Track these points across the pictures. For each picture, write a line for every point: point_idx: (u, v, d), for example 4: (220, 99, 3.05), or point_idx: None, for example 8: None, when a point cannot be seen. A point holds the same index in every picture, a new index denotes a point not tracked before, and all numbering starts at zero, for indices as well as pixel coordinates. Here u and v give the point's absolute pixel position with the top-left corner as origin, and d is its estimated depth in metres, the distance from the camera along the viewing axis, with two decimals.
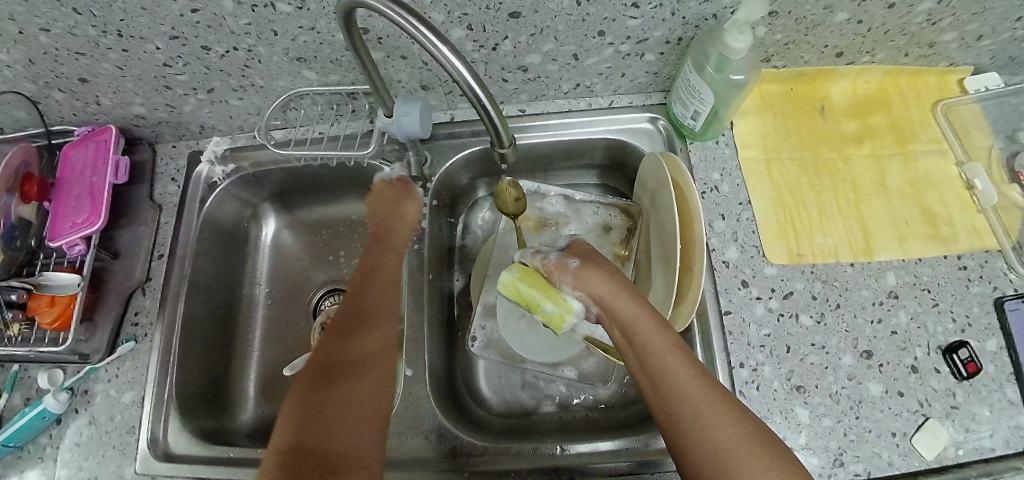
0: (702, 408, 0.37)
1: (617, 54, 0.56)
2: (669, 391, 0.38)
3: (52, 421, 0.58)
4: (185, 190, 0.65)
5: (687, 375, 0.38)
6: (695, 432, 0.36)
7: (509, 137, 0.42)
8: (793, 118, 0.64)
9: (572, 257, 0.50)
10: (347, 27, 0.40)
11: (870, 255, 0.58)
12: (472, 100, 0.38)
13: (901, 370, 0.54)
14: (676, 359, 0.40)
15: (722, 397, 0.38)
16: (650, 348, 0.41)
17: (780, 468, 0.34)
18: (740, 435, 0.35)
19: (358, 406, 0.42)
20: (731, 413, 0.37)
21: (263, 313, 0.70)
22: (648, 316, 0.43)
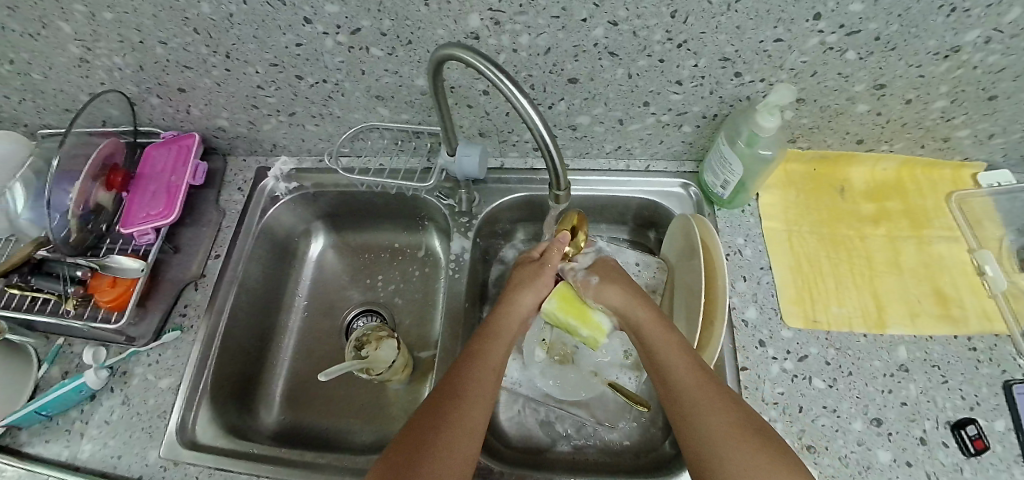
0: (708, 402, 0.45)
1: (657, 123, 0.62)
2: (676, 383, 0.47)
3: (87, 396, 0.61)
4: (248, 201, 0.71)
5: (690, 372, 0.47)
6: (699, 421, 0.44)
7: (566, 181, 0.47)
8: (815, 196, 0.68)
9: (594, 274, 0.60)
10: (433, 73, 0.46)
11: (882, 327, 0.61)
12: (538, 141, 0.44)
13: (910, 441, 0.56)
14: (682, 358, 0.49)
15: (727, 396, 0.46)
16: (662, 350, 0.51)
17: (760, 450, 0.41)
18: (726, 421, 0.43)
19: (460, 451, 0.44)
20: (721, 404, 0.45)
21: (298, 324, 0.74)
22: (661, 325, 0.53)
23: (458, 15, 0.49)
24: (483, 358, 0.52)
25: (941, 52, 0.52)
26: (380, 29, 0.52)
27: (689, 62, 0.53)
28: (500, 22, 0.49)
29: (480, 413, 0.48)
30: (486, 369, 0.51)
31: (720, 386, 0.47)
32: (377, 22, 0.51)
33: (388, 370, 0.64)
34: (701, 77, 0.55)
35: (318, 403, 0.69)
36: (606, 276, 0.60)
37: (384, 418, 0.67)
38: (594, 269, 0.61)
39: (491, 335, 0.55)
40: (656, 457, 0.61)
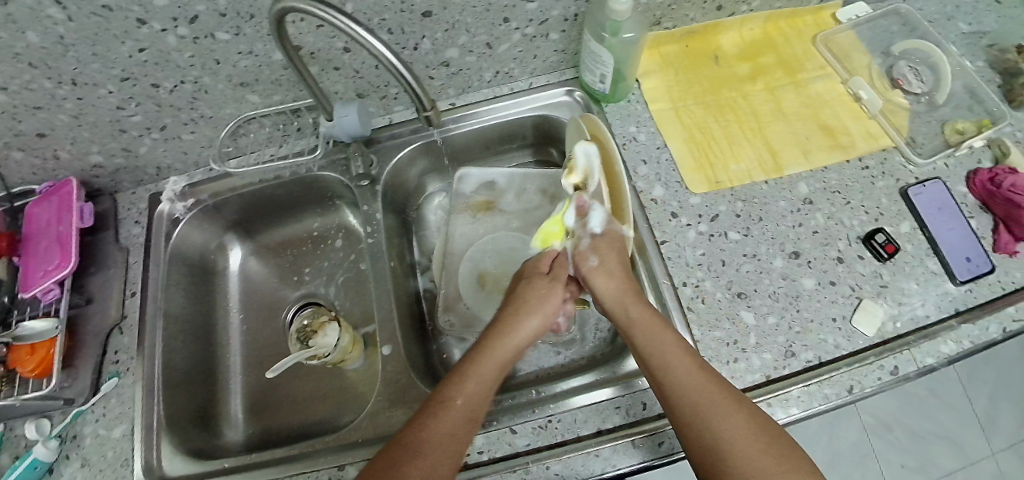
0: (728, 414, 0.45)
1: (524, 37, 0.63)
2: (680, 397, 0.47)
3: (44, 471, 0.58)
4: (149, 230, 0.69)
5: (690, 374, 0.48)
6: (715, 430, 0.45)
7: (430, 101, 0.49)
8: (692, 70, 0.69)
9: (594, 253, 0.56)
10: (279, 35, 0.47)
11: (780, 171, 0.64)
12: (391, 70, 0.44)
13: (829, 262, 0.61)
14: (683, 364, 0.48)
15: (729, 397, 0.46)
16: (658, 352, 0.50)
17: (773, 448, 0.44)
18: (737, 425, 0.45)
19: (451, 430, 0.45)
20: (729, 408, 0.46)
21: (239, 337, 0.73)
22: (655, 322, 0.52)
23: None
24: (486, 353, 0.52)
25: None
26: (216, 11, 0.51)
27: None
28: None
29: (450, 442, 0.45)
30: (490, 366, 0.51)
31: (722, 387, 0.47)
32: (212, 4, 0.50)
33: (335, 351, 0.64)
34: None
35: (285, 405, 0.69)
36: (605, 260, 0.56)
37: (354, 396, 0.68)
38: (596, 245, 0.57)
39: (501, 331, 0.54)
40: (611, 351, 0.64)
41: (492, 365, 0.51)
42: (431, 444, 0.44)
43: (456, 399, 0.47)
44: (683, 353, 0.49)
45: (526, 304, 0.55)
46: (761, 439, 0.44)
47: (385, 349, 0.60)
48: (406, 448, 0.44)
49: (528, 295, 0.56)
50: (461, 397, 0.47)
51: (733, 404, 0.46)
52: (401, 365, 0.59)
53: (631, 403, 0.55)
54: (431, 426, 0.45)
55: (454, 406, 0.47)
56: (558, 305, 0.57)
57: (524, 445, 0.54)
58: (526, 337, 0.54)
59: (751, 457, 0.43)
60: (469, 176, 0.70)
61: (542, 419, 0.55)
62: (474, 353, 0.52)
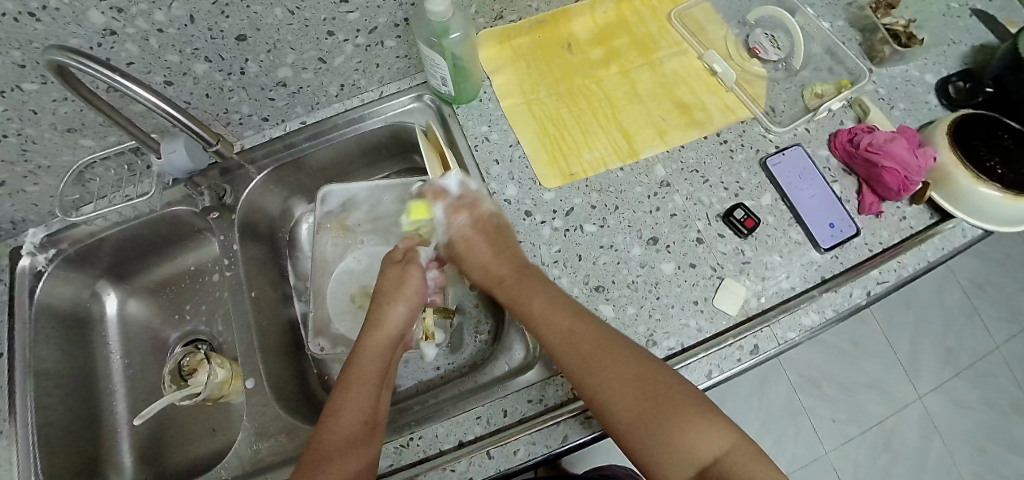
0: (620, 364, 0.48)
1: (358, 48, 0.61)
2: (563, 348, 0.50)
3: None
4: (12, 286, 0.67)
5: (566, 324, 0.50)
6: (597, 375, 0.47)
7: (212, 135, 0.57)
8: (544, 61, 0.68)
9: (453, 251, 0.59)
10: (68, 84, 0.47)
11: (635, 155, 0.63)
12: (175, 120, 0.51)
13: (688, 244, 0.60)
14: (560, 316, 0.51)
15: (608, 340, 0.49)
16: (535, 311, 0.52)
17: (654, 375, 0.46)
18: (620, 364, 0.47)
19: (353, 434, 0.46)
20: (609, 347, 0.48)
21: (122, 382, 0.72)
22: (529, 279, 0.54)
23: (75, 18, 0.47)
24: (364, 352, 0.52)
25: None
26: (11, 62, 0.49)
27: None
28: (122, 8, 0.47)
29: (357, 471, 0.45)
30: (369, 359, 0.52)
31: (599, 331, 0.50)
32: (5, 56, 0.48)
33: (207, 386, 0.63)
34: None
35: (176, 446, 0.69)
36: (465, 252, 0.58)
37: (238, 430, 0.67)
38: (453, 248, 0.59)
39: (376, 323, 0.54)
40: (485, 354, 0.64)
41: (377, 360, 0.52)
42: (339, 456, 0.45)
43: (345, 404, 0.48)
44: (563, 313, 0.51)
45: (397, 288, 0.56)
46: (641, 372, 0.47)
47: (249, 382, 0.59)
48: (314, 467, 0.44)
49: (388, 277, 0.56)
50: (355, 401, 0.48)
51: (614, 345, 0.48)
52: (266, 397, 0.59)
53: (493, 411, 0.55)
54: (331, 439, 0.46)
55: (348, 409, 0.48)
56: (420, 283, 0.57)
57: (387, 466, 0.53)
58: (400, 324, 0.55)
59: (634, 394, 0.46)
60: (332, 193, 0.68)
61: (404, 437, 0.55)
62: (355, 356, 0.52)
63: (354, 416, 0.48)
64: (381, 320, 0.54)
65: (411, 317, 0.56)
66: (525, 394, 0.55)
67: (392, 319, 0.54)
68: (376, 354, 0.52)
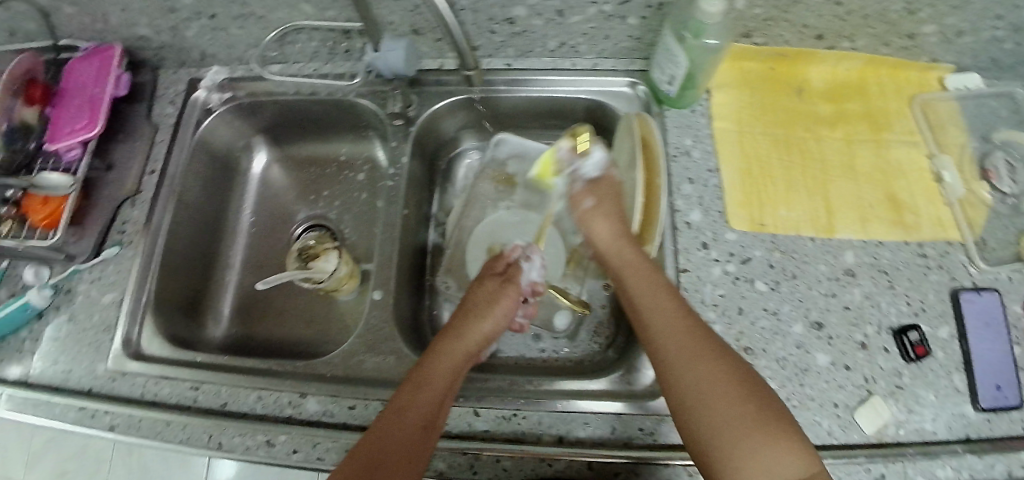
0: (714, 371, 0.43)
1: (600, 14, 0.57)
2: (663, 337, 0.46)
3: (34, 314, 0.64)
4: (181, 113, 0.68)
5: (674, 318, 0.47)
6: (693, 372, 0.43)
7: (472, 62, 0.60)
8: (771, 97, 0.64)
9: (591, 196, 0.57)
10: None
11: (831, 232, 0.60)
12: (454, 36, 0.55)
13: (851, 345, 0.58)
14: (670, 307, 0.48)
15: (711, 343, 0.45)
16: (642, 296, 0.49)
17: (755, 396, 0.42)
18: (718, 370, 0.43)
19: (410, 421, 0.45)
20: (714, 353, 0.44)
21: (245, 238, 0.73)
22: (646, 268, 0.51)
23: None
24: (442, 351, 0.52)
25: None
26: None
27: None
28: None
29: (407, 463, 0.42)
30: (443, 356, 0.51)
31: (704, 335, 0.46)
32: None
33: (330, 279, 0.64)
34: None
35: (270, 316, 0.69)
36: (600, 203, 0.57)
37: (334, 328, 0.68)
38: (593, 189, 0.58)
39: (459, 332, 0.54)
40: (599, 361, 0.62)
41: (450, 360, 0.51)
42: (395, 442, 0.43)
43: (413, 394, 0.47)
44: (672, 298, 0.48)
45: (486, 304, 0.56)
46: (740, 384, 0.42)
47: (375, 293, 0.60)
48: (374, 442, 0.44)
49: (477, 290, 0.57)
50: (418, 391, 0.47)
51: (718, 352, 0.44)
52: (385, 315, 0.59)
53: (601, 423, 0.53)
54: (392, 421, 0.45)
55: (416, 398, 0.47)
56: (516, 300, 0.57)
57: (483, 430, 0.53)
58: (480, 338, 0.54)
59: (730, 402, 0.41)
60: (507, 142, 0.68)
61: (509, 410, 0.54)
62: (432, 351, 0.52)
63: (429, 399, 0.47)
64: (464, 330, 0.54)
65: (494, 334, 0.56)
66: (637, 421, 0.53)
67: (475, 330, 0.54)
68: (452, 354, 0.52)
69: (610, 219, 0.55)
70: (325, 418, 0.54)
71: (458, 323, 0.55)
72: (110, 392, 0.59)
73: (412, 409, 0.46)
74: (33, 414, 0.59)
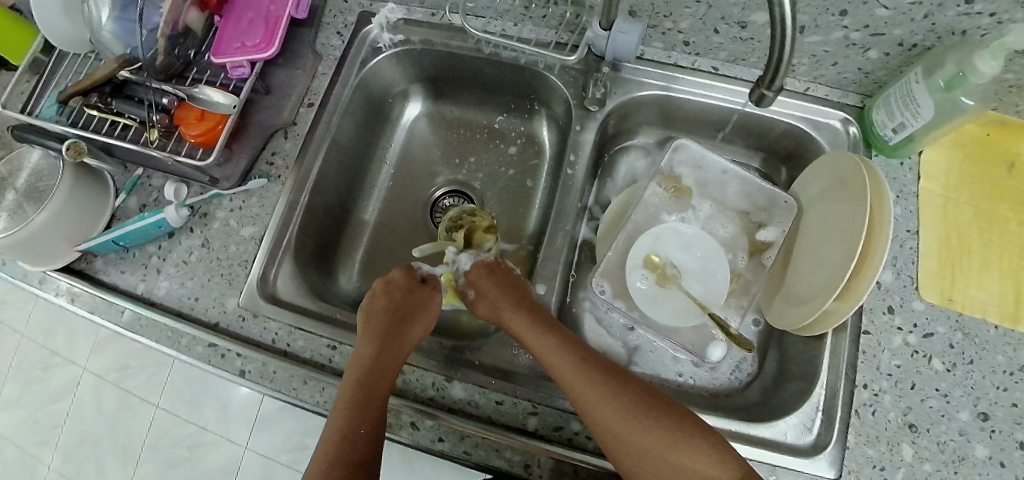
0: (598, 406, 0.46)
1: (843, 40, 0.53)
2: (581, 400, 0.46)
3: (166, 232, 0.61)
4: (348, 47, 0.63)
5: (570, 371, 0.48)
6: (615, 432, 0.45)
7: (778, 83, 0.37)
8: (982, 166, 0.60)
9: (472, 289, 0.58)
10: None
11: (1015, 322, 0.56)
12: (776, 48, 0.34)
13: (1010, 442, 0.53)
14: (569, 367, 0.48)
15: (617, 392, 0.47)
16: (541, 356, 0.50)
17: (669, 435, 0.45)
18: (639, 424, 0.45)
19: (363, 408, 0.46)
20: (625, 404, 0.46)
21: (381, 192, 0.69)
22: (538, 329, 0.51)
23: None
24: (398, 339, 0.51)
25: None
26: None
27: None
28: None
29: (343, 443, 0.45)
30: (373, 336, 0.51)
31: (606, 385, 0.47)
32: None
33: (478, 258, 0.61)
34: None
35: None
36: (481, 287, 0.57)
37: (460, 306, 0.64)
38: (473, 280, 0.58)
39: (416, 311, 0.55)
40: (739, 399, 0.60)
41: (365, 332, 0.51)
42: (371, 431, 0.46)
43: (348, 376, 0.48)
44: (569, 358, 0.49)
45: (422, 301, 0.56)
46: (661, 427, 0.45)
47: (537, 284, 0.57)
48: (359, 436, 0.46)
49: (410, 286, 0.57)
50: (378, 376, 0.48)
51: (628, 400, 0.46)
52: None
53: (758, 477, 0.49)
54: (371, 416, 0.46)
55: (374, 387, 0.47)
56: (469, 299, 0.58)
57: None
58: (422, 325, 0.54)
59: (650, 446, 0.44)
60: (685, 148, 0.62)
61: None
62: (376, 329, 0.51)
63: (374, 399, 0.47)
64: (414, 315, 0.54)
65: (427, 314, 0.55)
66: None
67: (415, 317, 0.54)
68: (371, 325, 0.52)
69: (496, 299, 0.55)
70: (469, 407, 0.51)
71: (404, 301, 0.55)
72: (238, 332, 0.57)
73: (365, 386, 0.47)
74: (157, 337, 0.57)
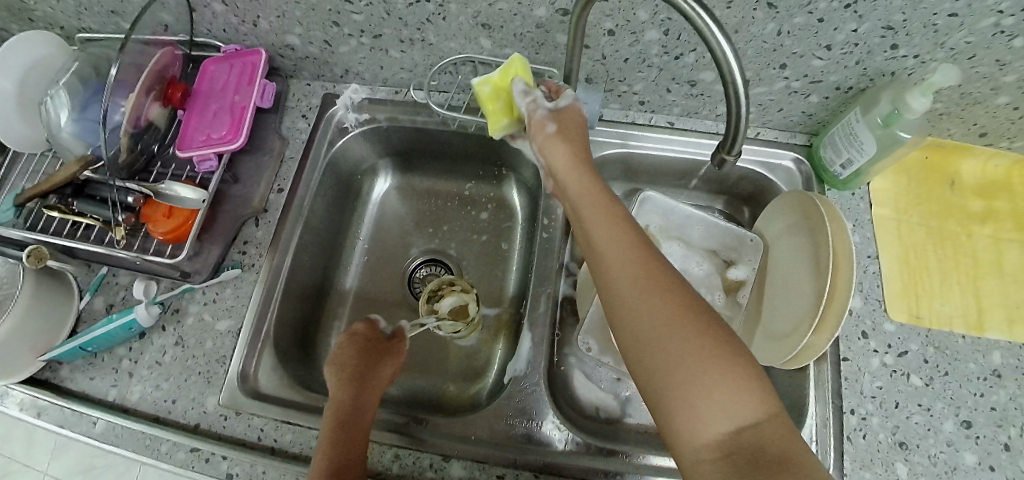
0: (636, 293, 0.36)
1: (786, 89, 0.57)
2: (625, 264, 0.38)
3: (136, 333, 0.59)
4: (314, 131, 0.63)
5: (620, 248, 0.38)
6: (649, 311, 0.35)
7: (733, 148, 0.40)
8: (925, 187, 0.64)
9: (553, 122, 0.49)
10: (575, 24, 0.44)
11: (980, 330, 0.59)
12: (731, 110, 0.37)
13: (995, 445, 0.55)
14: (620, 247, 0.39)
15: (664, 287, 0.36)
16: (594, 230, 0.41)
17: (720, 364, 0.32)
18: (678, 322, 0.34)
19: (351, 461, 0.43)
20: (672, 308, 0.35)
21: (358, 268, 0.69)
22: (602, 214, 0.42)
23: None
24: (368, 381, 0.49)
25: None
26: None
27: (849, 26, 0.49)
28: None
29: None
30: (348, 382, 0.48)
31: (659, 279, 0.36)
32: None
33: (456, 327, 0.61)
34: (854, 44, 0.51)
35: None
36: (565, 128, 0.49)
37: (443, 375, 0.63)
38: (558, 117, 0.49)
39: (387, 353, 0.53)
40: None
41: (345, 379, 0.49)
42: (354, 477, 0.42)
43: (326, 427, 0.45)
44: (628, 247, 0.38)
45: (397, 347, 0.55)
46: (704, 333, 0.33)
47: (522, 341, 0.57)
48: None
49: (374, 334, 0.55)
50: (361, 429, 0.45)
51: (664, 290, 0.36)
52: (535, 377, 0.55)
53: None
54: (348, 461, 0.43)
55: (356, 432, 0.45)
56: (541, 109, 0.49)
57: None
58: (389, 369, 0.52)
59: (693, 348, 0.33)
60: (650, 200, 0.65)
61: None
62: (359, 371, 0.50)
63: (354, 437, 0.44)
64: (386, 357, 0.53)
65: (394, 362, 0.53)
66: None
67: (385, 365, 0.52)
68: (349, 374, 0.49)
69: (563, 144, 0.48)
70: None
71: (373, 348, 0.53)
72: (222, 432, 0.54)
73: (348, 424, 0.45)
74: (133, 448, 0.54)
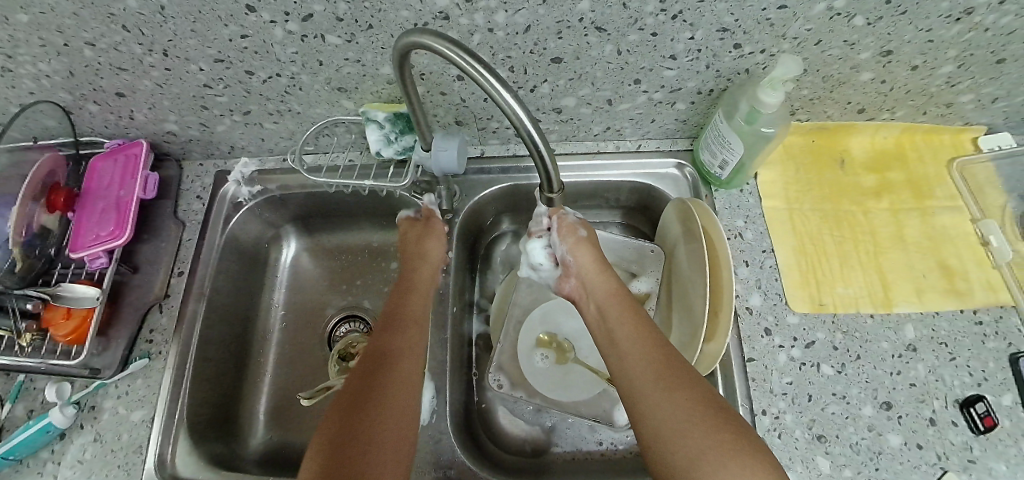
0: (647, 380, 0.43)
1: (649, 101, 0.58)
2: (633, 362, 0.45)
3: (56, 435, 0.56)
4: (209, 209, 0.66)
5: (643, 343, 0.46)
6: (654, 400, 0.42)
7: (558, 183, 0.45)
8: (815, 172, 0.65)
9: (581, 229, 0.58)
10: (400, 66, 0.41)
11: (889, 306, 0.59)
12: (534, 152, 0.40)
13: (920, 422, 0.54)
14: (637, 343, 0.47)
15: (671, 372, 0.43)
16: (621, 328, 0.49)
17: (729, 435, 0.38)
18: (690, 401, 0.40)
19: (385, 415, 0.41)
20: (681, 388, 0.42)
21: (277, 335, 0.70)
22: (626, 306, 0.51)
23: None
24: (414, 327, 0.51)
25: (952, 15, 0.47)
26: (334, 13, 0.45)
27: (684, 35, 0.48)
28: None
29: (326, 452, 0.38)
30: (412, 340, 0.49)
31: (665, 366, 0.44)
32: (331, 6, 0.44)
33: None
34: (697, 51, 0.50)
35: (307, 420, 0.65)
36: (589, 234, 0.58)
37: None
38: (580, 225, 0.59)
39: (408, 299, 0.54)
40: None
41: (403, 333, 0.49)
42: (385, 427, 0.41)
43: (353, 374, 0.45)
44: (650, 344, 0.46)
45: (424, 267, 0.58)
46: (706, 407, 0.40)
47: (426, 379, 0.57)
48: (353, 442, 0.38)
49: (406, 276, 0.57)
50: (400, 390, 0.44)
51: (680, 379, 0.42)
52: (443, 424, 0.55)
53: None
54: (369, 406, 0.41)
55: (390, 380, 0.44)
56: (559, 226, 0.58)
57: None
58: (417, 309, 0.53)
59: (697, 421, 0.39)
60: None
61: None
62: (394, 329, 0.49)
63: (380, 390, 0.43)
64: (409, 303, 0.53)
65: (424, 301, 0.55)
66: None
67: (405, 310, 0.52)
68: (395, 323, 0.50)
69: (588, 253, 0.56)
70: None
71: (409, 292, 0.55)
72: None
73: (372, 380, 0.44)
74: None
